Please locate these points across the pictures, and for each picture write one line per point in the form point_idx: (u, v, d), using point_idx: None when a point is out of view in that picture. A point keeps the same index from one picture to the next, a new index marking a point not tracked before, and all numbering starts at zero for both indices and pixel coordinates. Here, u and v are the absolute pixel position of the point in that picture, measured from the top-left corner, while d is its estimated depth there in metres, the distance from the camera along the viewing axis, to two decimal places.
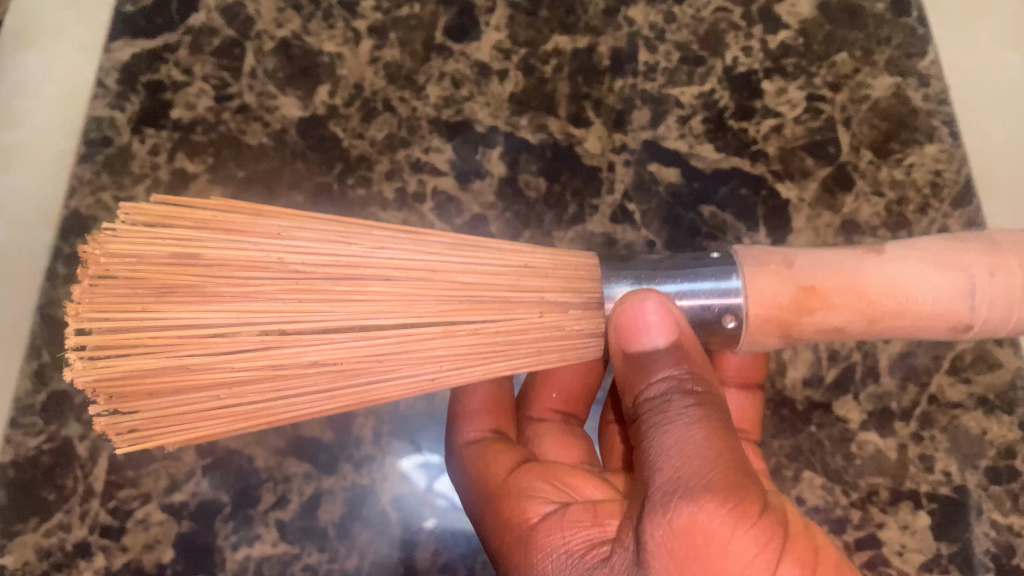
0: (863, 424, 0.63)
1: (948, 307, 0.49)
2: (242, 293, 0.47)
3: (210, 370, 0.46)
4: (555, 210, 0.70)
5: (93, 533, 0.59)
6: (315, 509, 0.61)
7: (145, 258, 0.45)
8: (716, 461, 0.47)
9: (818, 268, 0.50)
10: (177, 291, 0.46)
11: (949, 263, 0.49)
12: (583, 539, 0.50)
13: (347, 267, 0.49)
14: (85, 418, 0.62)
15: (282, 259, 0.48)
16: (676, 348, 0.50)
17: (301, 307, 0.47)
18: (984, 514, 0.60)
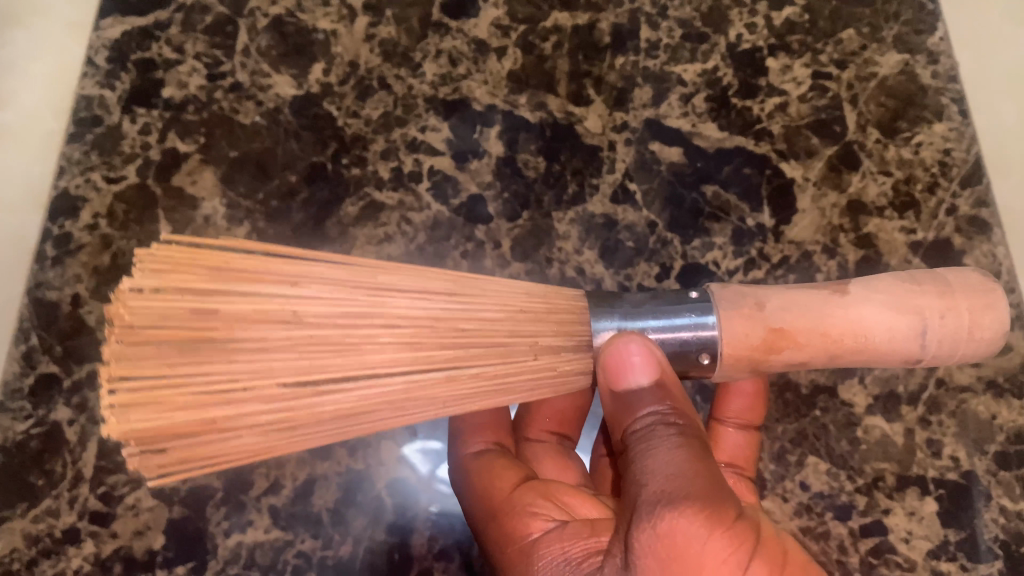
0: (869, 409, 0.62)
1: (908, 346, 0.49)
2: (257, 349, 0.46)
3: (239, 426, 0.45)
4: (555, 190, 0.69)
5: (82, 519, 0.58)
6: (307, 496, 0.59)
7: (166, 314, 0.44)
8: (695, 474, 0.47)
9: (787, 310, 0.49)
10: (204, 346, 0.45)
11: (907, 304, 0.49)
12: (581, 548, 0.50)
13: (350, 290, 0.48)
14: (74, 402, 0.61)
15: (293, 310, 0.47)
16: (660, 387, 0.49)
17: (315, 359, 0.46)
18: (993, 500, 0.59)
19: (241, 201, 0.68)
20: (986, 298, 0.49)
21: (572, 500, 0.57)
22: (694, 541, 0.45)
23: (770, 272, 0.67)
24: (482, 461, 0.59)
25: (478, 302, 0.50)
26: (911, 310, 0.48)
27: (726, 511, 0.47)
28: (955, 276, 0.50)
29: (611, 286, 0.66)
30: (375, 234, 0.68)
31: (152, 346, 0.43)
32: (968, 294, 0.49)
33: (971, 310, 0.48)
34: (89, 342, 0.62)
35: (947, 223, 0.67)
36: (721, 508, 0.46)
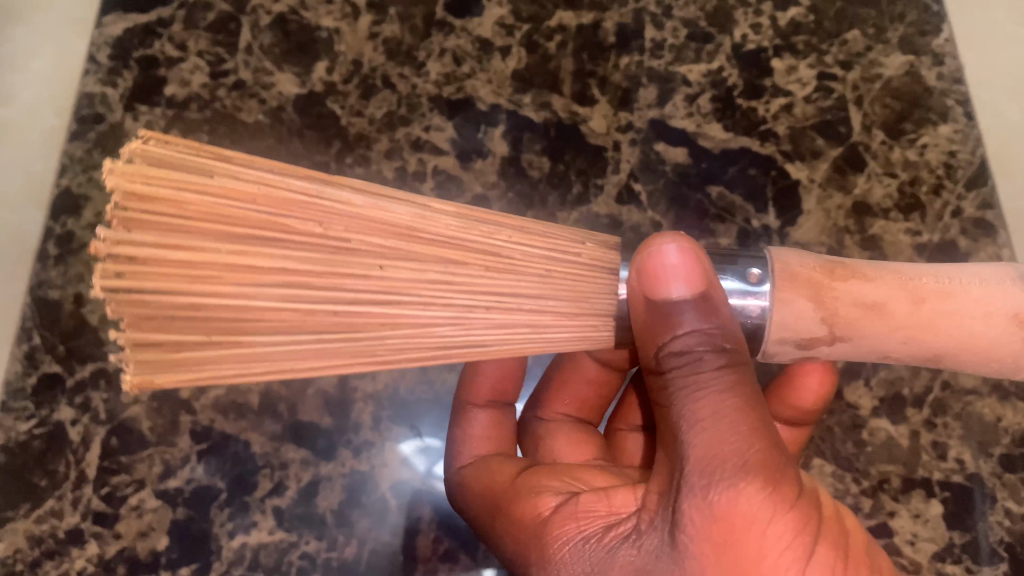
0: (875, 411, 0.62)
1: (993, 290, 0.45)
2: (266, 235, 0.41)
3: (231, 310, 0.40)
4: (559, 190, 0.69)
5: (85, 520, 0.58)
6: (312, 497, 0.59)
7: (189, 173, 0.39)
8: (752, 439, 0.42)
9: (855, 262, 0.48)
10: (216, 216, 0.40)
11: (988, 266, 0.47)
12: (599, 525, 0.47)
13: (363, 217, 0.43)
14: (77, 402, 0.60)
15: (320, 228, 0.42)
16: (699, 298, 0.44)
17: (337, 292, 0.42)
18: (998, 502, 0.59)
19: None
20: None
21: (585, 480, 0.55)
22: (754, 522, 0.41)
23: None
24: (473, 466, 0.58)
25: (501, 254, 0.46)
26: (985, 267, 0.46)
27: (787, 487, 0.43)
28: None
29: None
30: None
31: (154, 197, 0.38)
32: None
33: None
34: (90, 341, 0.62)
35: (952, 225, 0.67)
36: (782, 483, 0.42)
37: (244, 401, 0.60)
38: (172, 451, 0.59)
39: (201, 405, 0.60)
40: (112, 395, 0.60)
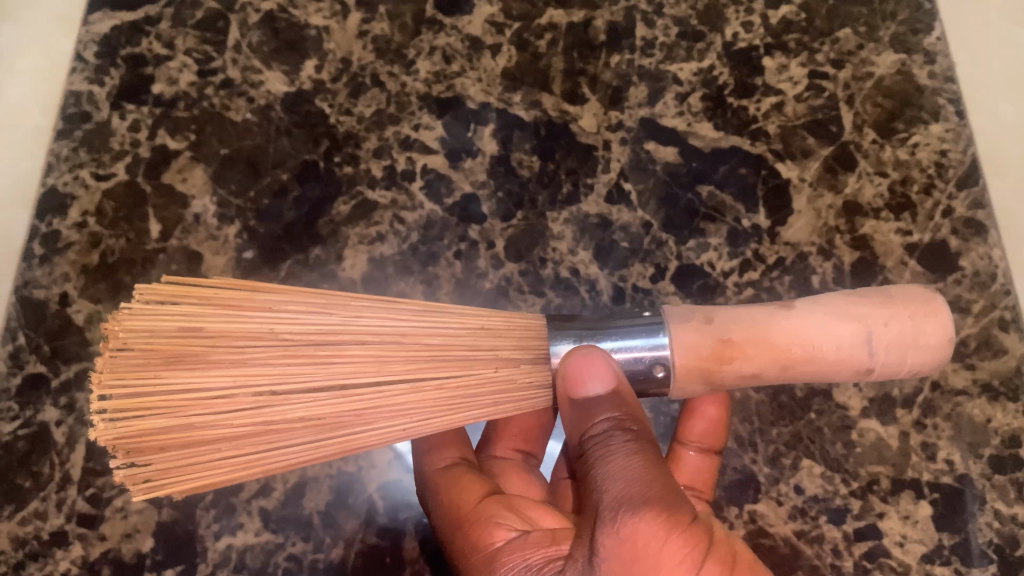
0: (865, 412, 0.62)
1: (859, 352, 0.48)
2: (228, 343, 0.47)
3: (215, 428, 0.46)
4: (549, 190, 0.68)
5: (70, 521, 0.58)
6: (298, 498, 0.59)
7: (157, 331, 0.46)
8: (654, 482, 0.49)
9: (733, 321, 0.50)
10: (183, 359, 0.46)
11: (849, 314, 0.49)
12: (541, 556, 0.51)
13: (328, 333, 0.49)
14: (63, 403, 0.60)
15: (273, 329, 0.48)
16: (616, 395, 0.50)
17: (289, 369, 0.47)
18: (988, 504, 0.59)
19: (232, 199, 0.67)
20: (930, 304, 0.49)
21: (533, 513, 0.57)
22: (653, 542, 0.46)
23: (765, 273, 0.66)
24: (449, 474, 0.57)
25: (441, 334, 0.50)
26: (855, 322, 0.49)
27: (681, 514, 0.48)
28: (897, 289, 0.51)
29: (606, 287, 0.66)
30: (366, 233, 0.67)
31: (138, 350, 0.45)
32: (906, 302, 0.49)
33: (913, 315, 0.49)
34: (76, 341, 0.62)
35: (943, 225, 0.66)
36: (680, 514, 0.48)
37: None
38: None
39: None
40: None
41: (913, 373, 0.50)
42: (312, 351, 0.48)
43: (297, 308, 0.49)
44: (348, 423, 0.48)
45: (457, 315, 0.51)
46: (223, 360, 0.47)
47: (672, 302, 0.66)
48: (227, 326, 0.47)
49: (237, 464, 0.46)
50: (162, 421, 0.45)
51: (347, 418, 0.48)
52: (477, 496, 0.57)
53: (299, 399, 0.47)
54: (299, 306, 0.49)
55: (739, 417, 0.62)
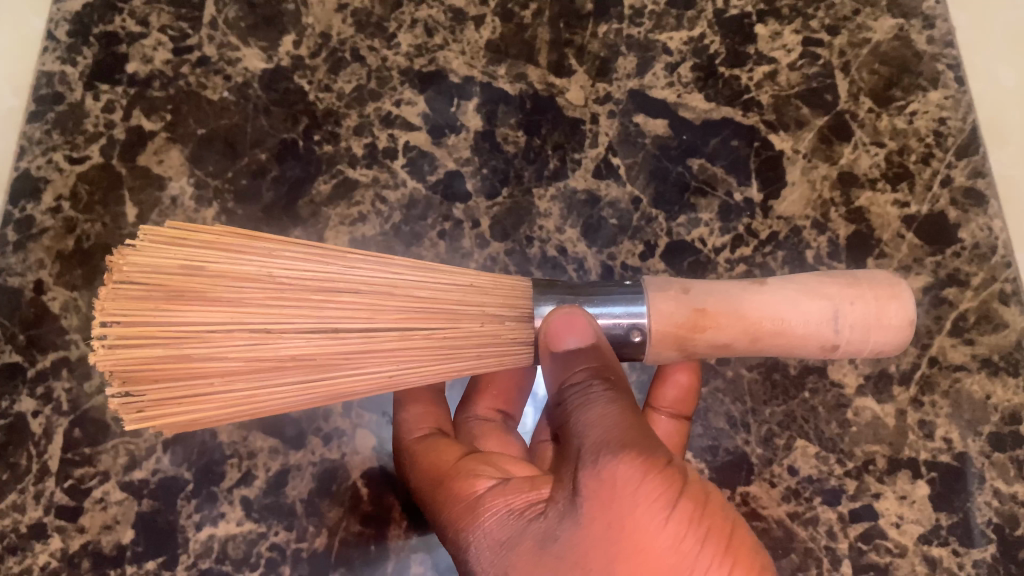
0: (860, 389, 0.60)
1: (825, 329, 0.49)
2: (228, 283, 0.45)
3: (211, 362, 0.44)
4: (535, 165, 0.66)
5: (48, 514, 0.56)
6: (281, 486, 0.58)
7: (162, 269, 0.44)
8: (632, 427, 0.48)
9: (710, 294, 0.50)
10: (184, 295, 0.44)
11: (817, 293, 0.50)
12: (522, 500, 0.49)
13: (322, 278, 0.47)
14: (39, 394, 0.59)
15: (270, 273, 0.46)
16: (594, 349, 0.49)
17: (279, 311, 0.45)
18: (988, 482, 0.57)
19: (210, 180, 0.65)
20: (894, 288, 0.50)
21: (510, 465, 0.55)
22: (630, 482, 0.46)
23: (758, 248, 0.64)
24: (431, 441, 0.56)
25: (434, 292, 0.48)
26: (823, 300, 0.49)
27: (656, 456, 0.48)
28: (864, 274, 0.51)
29: (594, 266, 0.64)
30: (347, 214, 0.65)
31: (142, 284, 0.43)
32: (870, 286, 0.50)
33: (876, 297, 0.49)
34: (53, 330, 0.60)
35: (942, 196, 0.64)
36: (657, 457, 0.48)
37: None
38: (137, 441, 0.58)
39: None
40: (75, 384, 0.59)
41: (875, 354, 0.51)
42: (307, 294, 0.46)
43: (296, 256, 0.47)
44: (337, 364, 0.46)
45: (444, 273, 0.49)
46: (223, 297, 0.45)
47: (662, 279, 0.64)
48: (225, 266, 0.45)
49: (229, 399, 0.44)
50: (161, 351, 0.43)
51: (337, 361, 0.46)
52: (453, 456, 0.56)
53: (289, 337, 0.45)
54: (297, 254, 0.47)
55: (730, 396, 0.61)
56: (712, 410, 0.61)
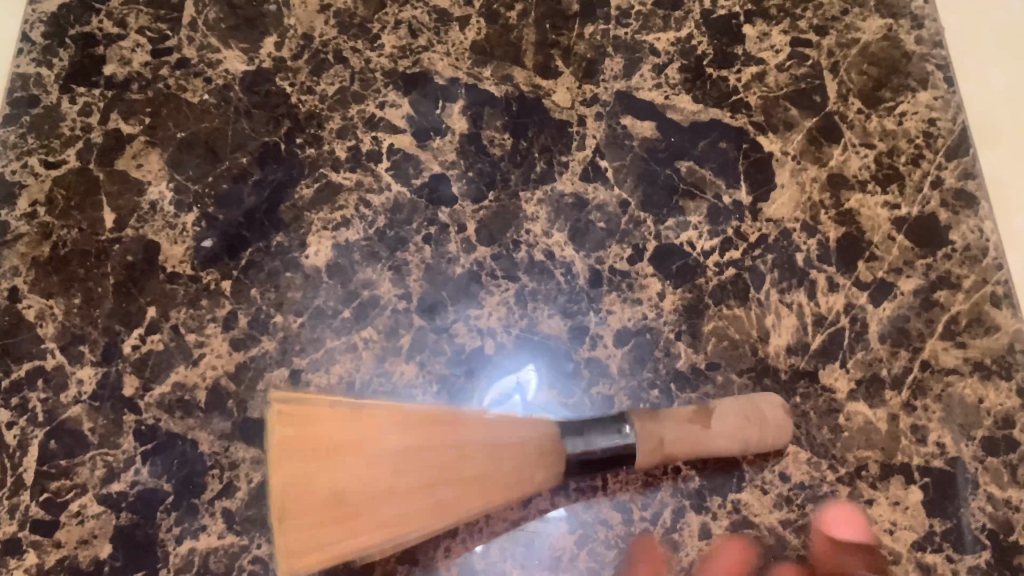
0: (851, 394, 0.59)
1: (759, 433, 0.55)
2: (366, 443, 0.48)
3: (370, 491, 0.47)
4: (522, 168, 0.65)
5: (23, 529, 0.54)
6: (262, 499, 0.56)
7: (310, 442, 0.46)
8: None
9: (675, 434, 0.54)
10: (337, 453, 0.46)
11: (743, 430, 0.55)
12: None
13: (446, 435, 0.50)
14: (14, 404, 0.57)
15: (402, 414, 0.50)
16: None
17: (443, 461, 0.49)
18: (981, 487, 0.57)
19: (189, 185, 0.63)
20: (786, 425, 0.56)
21: None
22: None
23: (747, 252, 0.63)
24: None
25: (507, 448, 0.52)
26: (740, 403, 0.56)
27: None
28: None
29: (582, 270, 0.62)
30: (330, 218, 0.63)
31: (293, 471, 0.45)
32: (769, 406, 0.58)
33: (778, 429, 0.56)
34: (29, 340, 0.59)
35: (932, 197, 0.64)
36: None
37: (191, 397, 0.58)
38: (115, 453, 0.56)
39: (146, 403, 0.57)
40: (52, 394, 0.57)
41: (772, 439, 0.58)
42: (432, 428, 0.50)
43: (406, 419, 0.50)
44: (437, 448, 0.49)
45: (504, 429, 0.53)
46: (367, 451, 0.47)
47: (650, 284, 0.62)
48: (358, 441, 0.47)
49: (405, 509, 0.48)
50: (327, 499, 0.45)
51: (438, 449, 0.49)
52: None
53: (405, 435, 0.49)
54: (405, 422, 0.50)
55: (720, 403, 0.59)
56: None
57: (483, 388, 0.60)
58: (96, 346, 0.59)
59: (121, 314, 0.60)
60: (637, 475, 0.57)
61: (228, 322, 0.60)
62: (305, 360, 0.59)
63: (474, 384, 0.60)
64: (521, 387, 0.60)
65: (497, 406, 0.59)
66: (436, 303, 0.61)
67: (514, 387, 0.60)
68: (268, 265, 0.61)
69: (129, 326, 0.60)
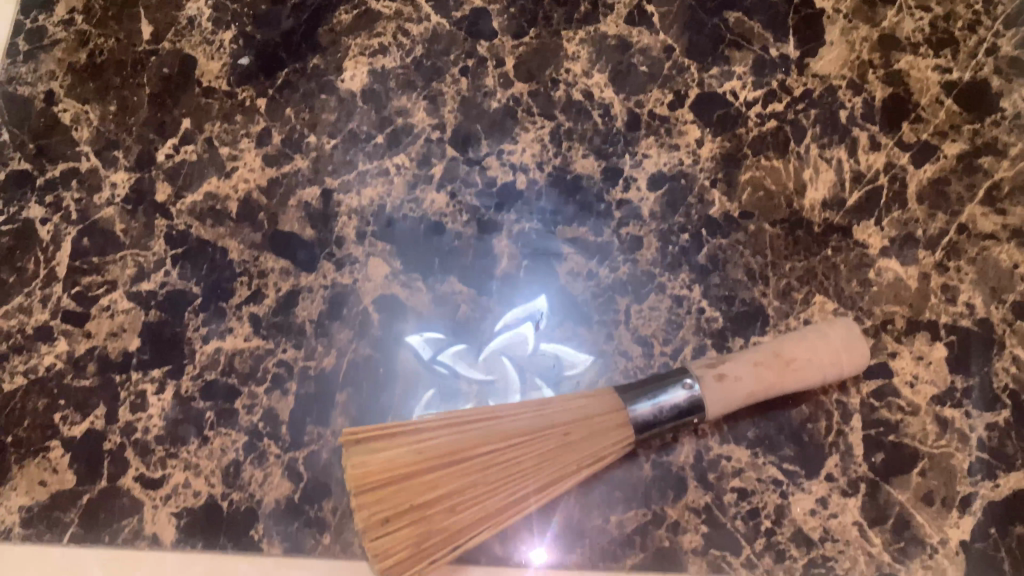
0: (884, 251, 0.59)
1: (834, 374, 0.52)
2: (425, 459, 0.47)
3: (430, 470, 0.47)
4: (565, 9, 0.64)
5: (55, 318, 0.56)
6: (290, 307, 0.56)
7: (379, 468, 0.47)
8: None
9: (750, 388, 0.50)
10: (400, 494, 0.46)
11: (814, 373, 0.51)
12: None
13: (501, 417, 0.49)
14: (49, 201, 0.58)
15: (460, 426, 0.49)
16: None
17: (498, 436, 0.48)
18: (1006, 349, 0.56)
19: (228, 5, 0.63)
20: (855, 354, 0.52)
21: None
22: None
23: (790, 105, 0.62)
24: None
25: (572, 414, 0.49)
26: (821, 365, 0.51)
27: None
28: (832, 328, 0.53)
29: (620, 113, 0.61)
30: (368, 44, 0.62)
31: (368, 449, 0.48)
32: (844, 341, 0.52)
33: (846, 363, 0.52)
34: (63, 142, 0.60)
35: (986, 64, 0.62)
36: None
37: (222, 207, 0.58)
38: (145, 255, 0.57)
39: (178, 210, 0.58)
40: (85, 195, 0.58)
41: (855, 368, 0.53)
42: (493, 419, 0.49)
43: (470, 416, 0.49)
44: (511, 479, 0.48)
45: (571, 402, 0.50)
46: (426, 459, 0.47)
47: (690, 131, 0.61)
48: (417, 443, 0.48)
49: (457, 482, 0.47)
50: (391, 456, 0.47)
51: (510, 472, 0.48)
52: None
53: (474, 472, 0.48)
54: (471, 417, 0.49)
55: (750, 249, 0.58)
56: (730, 261, 0.58)
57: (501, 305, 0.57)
58: (129, 152, 0.59)
59: (156, 124, 0.60)
60: (659, 312, 0.57)
61: (262, 139, 0.60)
62: (336, 182, 0.59)
63: (504, 217, 0.59)
64: (535, 314, 0.57)
65: (511, 329, 0.57)
66: (469, 136, 0.60)
67: (528, 313, 0.57)
68: (303, 87, 0.61)
69: (163, 136, 0.60)
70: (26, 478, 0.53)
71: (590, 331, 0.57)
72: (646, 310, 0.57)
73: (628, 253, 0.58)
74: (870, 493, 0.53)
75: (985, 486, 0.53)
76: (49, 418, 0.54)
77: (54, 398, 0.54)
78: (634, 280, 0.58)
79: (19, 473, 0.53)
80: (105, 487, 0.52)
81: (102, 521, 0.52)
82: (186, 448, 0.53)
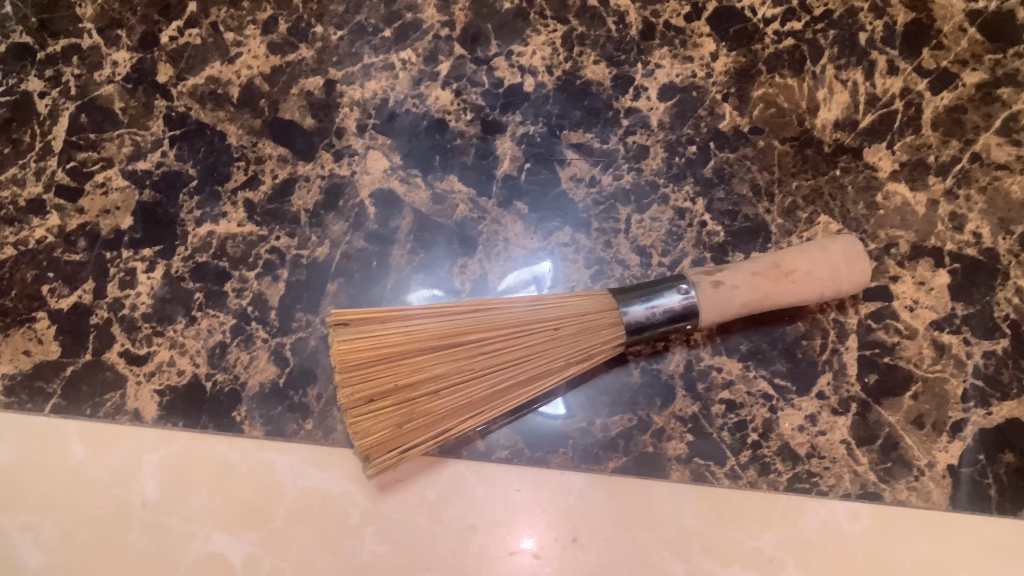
0: (893, 175, 0.57)
1: (832, 290, 0.50)
2: (411, 343, 0.47)
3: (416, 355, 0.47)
4: None
5: (48, 192, 0.57)
6: (286, 196, 0.56)
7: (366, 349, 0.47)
8: None
9: (743, 298, 0.49)
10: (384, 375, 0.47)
11: (811, 288, 0.50)
12: None
13: (491, 307, 0.49)
14: (47, 75, 0.59)
15: (449, 314, 0.48)
16: None
17: (486, 327, 0.48)
18: (1010, 280, 0.54)
19: None
20: (855, 268, 0.50)
21: None
22: None
23: (809, 26, 0.59)
24: None
25: (562, 311, 0.49)
26: (818, 280, 0.50)
27: None
28: (831, 241, 0.51)
29: (635, 23, 0.59)
30: None
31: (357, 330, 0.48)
32: (844, 254, 0.50)
33: (844, 278, 0.50)
34: (65, 18, 0.59)
35: None
36: None
37: (224, 92, 0.58)
38: (144, 134, 0.57)
39: (179, 93, 0.58)
40: (84, 72, 0.58)
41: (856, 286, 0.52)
42: (484, 310, 0.49)
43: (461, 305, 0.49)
44: (498, 369, 0.48)
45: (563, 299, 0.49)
46: (413, 343, 0.47)
47: (704, 44, 0.59)
48: (406, 327, 0.48)
49: (443, 368, 0.47)
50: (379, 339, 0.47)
51: (497, 362, 0.48)
52: None
53: (460, 360, 0.47)
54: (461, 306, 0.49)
55: (757, 165, 0.57)
56: (737, 176, 0.57)
57: (505, 250, 0.55)
58: (132, 32, 0.59)
59: (160, 6, 0.59)
60: (661, 223, 0.56)
61: (268, 26, 0.59)
62: (340, 74, 0.58)
63: (509, 119, 0.58)
64: (539, 278, 0.55)
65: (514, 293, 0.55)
66: (478, 35, 0.59)
67: (531, 276, 0.55)
68: None
69: (167, 19, 0.59)
70: (12, 346, 0.54)
71: (589, 238, 0.56)
72: (648, 221, 0.56)
73: (634, 162, 0.57)
74: (860, 413, 0.52)
75: (977, 413, 0.52)
76: (36, 290, 0.55)
77: (42, 269, 0.56)
78: (638, 190, 0.57)
79: (5, 340, 0.55)
80: (88, 360, 0.54)
81: (85, 394, 0.53)
82: (172, 327, 0.54)
